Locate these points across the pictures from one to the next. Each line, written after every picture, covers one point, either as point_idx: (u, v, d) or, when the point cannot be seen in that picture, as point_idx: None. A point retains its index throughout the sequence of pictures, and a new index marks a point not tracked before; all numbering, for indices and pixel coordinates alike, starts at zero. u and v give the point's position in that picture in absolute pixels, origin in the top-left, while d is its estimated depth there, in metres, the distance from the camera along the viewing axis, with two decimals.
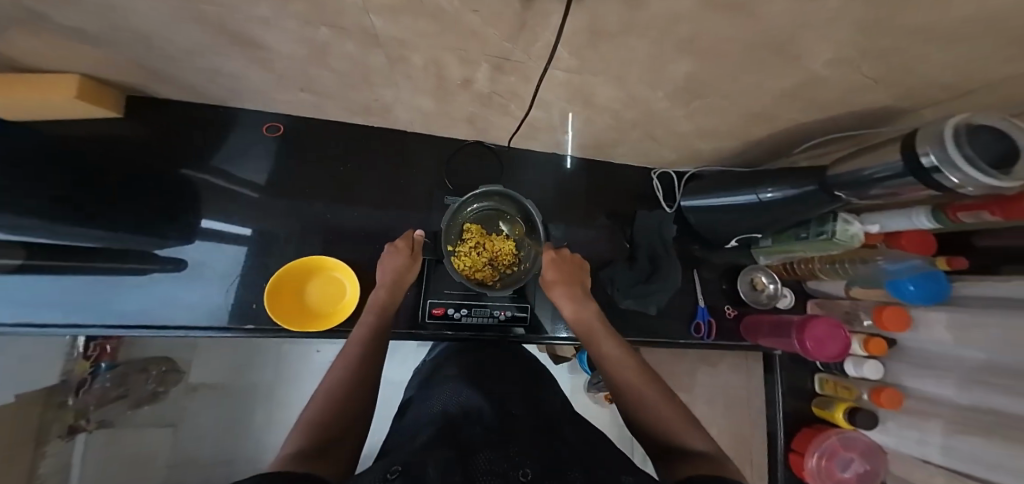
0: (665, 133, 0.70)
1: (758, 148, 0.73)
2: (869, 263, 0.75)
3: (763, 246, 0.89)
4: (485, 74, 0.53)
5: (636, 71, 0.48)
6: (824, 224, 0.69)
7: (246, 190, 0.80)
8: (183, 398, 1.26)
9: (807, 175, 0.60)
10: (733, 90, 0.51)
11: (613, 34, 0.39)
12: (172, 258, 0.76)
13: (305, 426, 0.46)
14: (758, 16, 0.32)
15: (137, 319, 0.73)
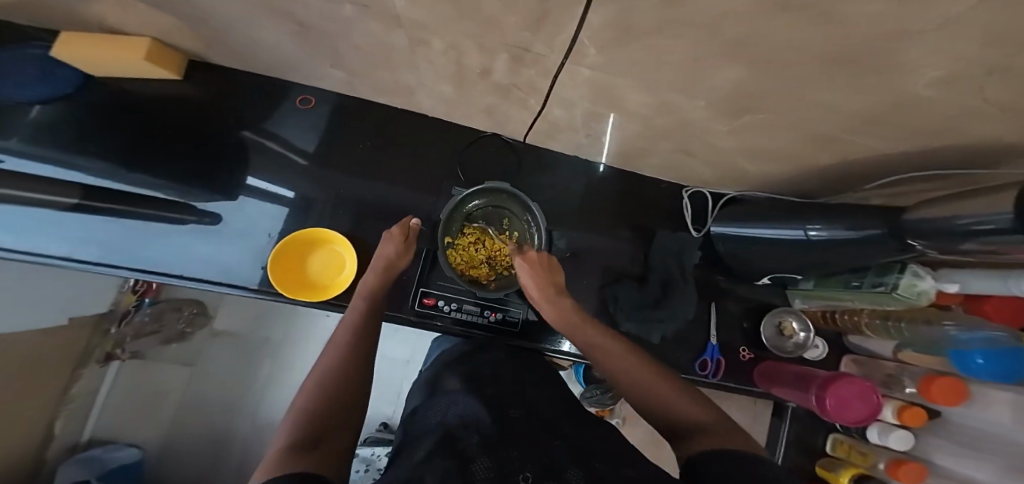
0: (703, 149, 0.60)
1: (814, 180, 0.62)
2: (934, 326, 0.65)
3: (803, 289, 0.81)
4: (504, 65, 0.50)
5: (670, 79, 0.42)
6: (882, 276, 0.62)
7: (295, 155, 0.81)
8: (205, 341, 1.29)
9: (872, 217, 0.50)
10: (785, 112, 0.43)
11: (640, 33, 0.34)
12: (209, 213, 0.78)
13: (296, 418, 0.44)
14: (811, 31, 0.27)
15: (167, 269, 0.75)
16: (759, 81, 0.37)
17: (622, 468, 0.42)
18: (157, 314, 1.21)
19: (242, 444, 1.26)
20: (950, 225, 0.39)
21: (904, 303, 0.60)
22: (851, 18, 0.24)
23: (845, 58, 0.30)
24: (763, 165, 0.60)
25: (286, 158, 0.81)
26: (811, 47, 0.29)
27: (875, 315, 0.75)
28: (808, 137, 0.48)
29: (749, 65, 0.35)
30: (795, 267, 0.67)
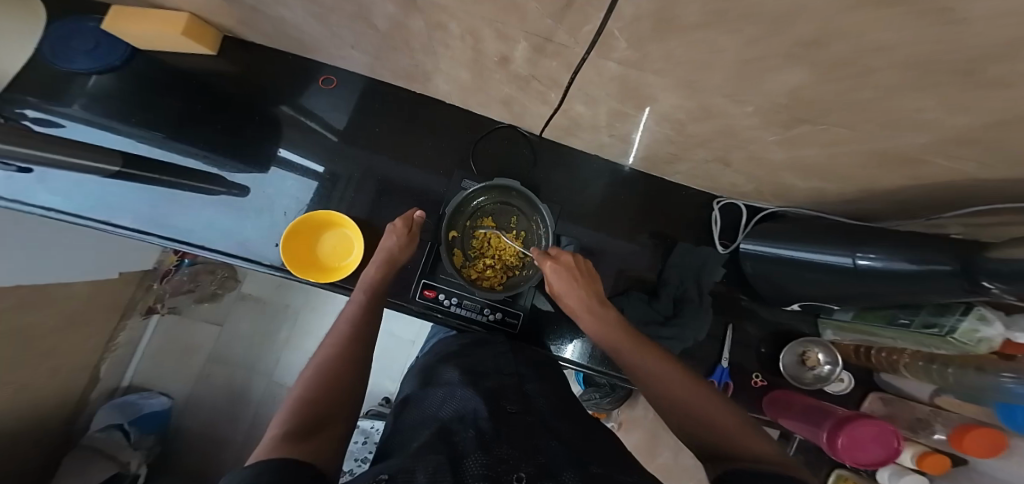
0: (745, 159, 0.53)
1: (874, 201, 0.54)
2: (984, 375, 0.54)
3: (836, 319, 0.71)
4: (523, 54, 0.45)
5: (713, 82, 0.36)
6: (937, 316, 0.53)
7: (330, 134, 0.77)
8: (234, 304, 1.28)
9: (935, 252, 0.43)
10: (847, 126, 0.36)
11: (676, 29, 0.29)
12: (239, 184, 0.75)
13: (293, 404, 0.44)
14: (896, 34, 0.21)
15: (198, 240, 0.73)
16: (821, 90, 0.31)
17: (618, 472, 0.40)
18: (193, 275, 1.20)
19: (259, 411, 1.24)
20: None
21: (960, 349, 0.52)
22: (946, 26, 0.19)
23: (939, 71, 0.24)
24: (811, 181, 0.53)
25: (319, 132, 0.77)
26: (891, 56, 0.23)
27: (918, 356, 0.65)
28: (874, 154, 0.40)
29: (807, 74, 0.29)
30: (840, 297, 0.58)
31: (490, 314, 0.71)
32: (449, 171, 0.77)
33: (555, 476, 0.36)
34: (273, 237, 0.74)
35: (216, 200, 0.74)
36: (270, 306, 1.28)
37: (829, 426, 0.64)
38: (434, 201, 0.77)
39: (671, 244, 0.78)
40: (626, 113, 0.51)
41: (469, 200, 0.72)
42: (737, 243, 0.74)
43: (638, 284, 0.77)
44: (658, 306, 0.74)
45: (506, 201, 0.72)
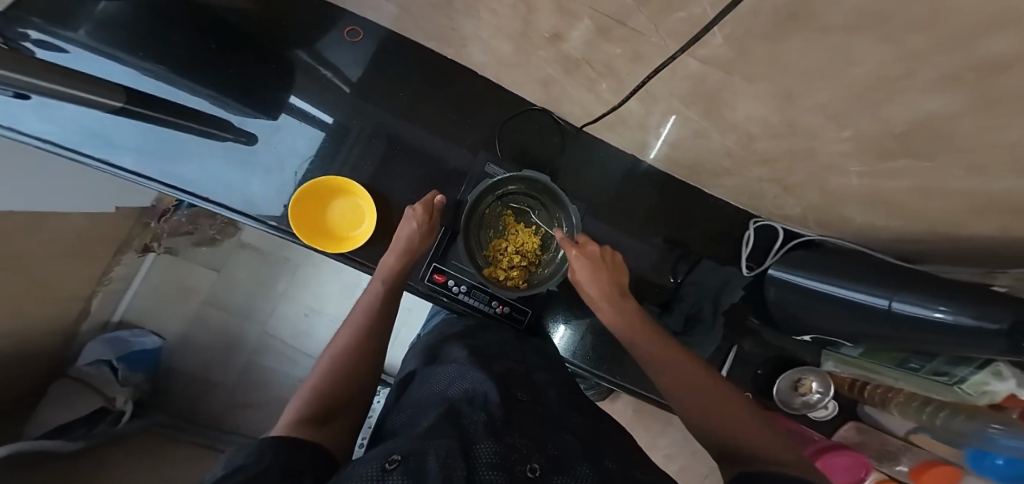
0: (805, 183, 0.49)
1: (934, 251, 0.49)
2: (975, 423, 0.49)
3: (844, 354, 0.63)
4: (581, 34, 0.39)
5: (803, 87, 0.32)
6: (950, 365, 0.48)
7: (342, 84, 0.71)
8: (234, 254, 1.19)
9: (1005, 303, 0.37)
10: (950, 162, 0.31)
11: (804, 26, 0.25)
12: (246, 132, 0.68)
13: (306, 394, 0.41)
14: None
15: (203, 191, 0.66)
16: (957, 122, 0.26)
17: (632, 469, 0.38)
18: (192, 217, 1.10)
19: (251, 361, 1.21)
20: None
21: (959, 399, 0.48)
22: None
23: None
24: (874, 215, 0.48)
25: (331, 83, 0.71)
26: None
27: (912, 396, 0.58)
28: (964, 205, 0.35)
29: (951, 101, 0.25)
30: (856, 338, 0.55)
31: (500, 308, 0.66)
32: (472, 148, 0.71)
33: (568, 470, 0.34)
34: (279, 197, 0.68)
35: (222, 147, 0.67)
36: (271, 262, 1.19)
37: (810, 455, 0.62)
38: (450, 178, 0.71)
39: (694, 258, 0.72)
40: (682, 115, 0.46)
41: (494, 187, 0.64)
42: (764, 267, 0.67)
43: (649, 294, 0.71)
44: (669, 319, 0.69)
45: (530, 192, 0.65)
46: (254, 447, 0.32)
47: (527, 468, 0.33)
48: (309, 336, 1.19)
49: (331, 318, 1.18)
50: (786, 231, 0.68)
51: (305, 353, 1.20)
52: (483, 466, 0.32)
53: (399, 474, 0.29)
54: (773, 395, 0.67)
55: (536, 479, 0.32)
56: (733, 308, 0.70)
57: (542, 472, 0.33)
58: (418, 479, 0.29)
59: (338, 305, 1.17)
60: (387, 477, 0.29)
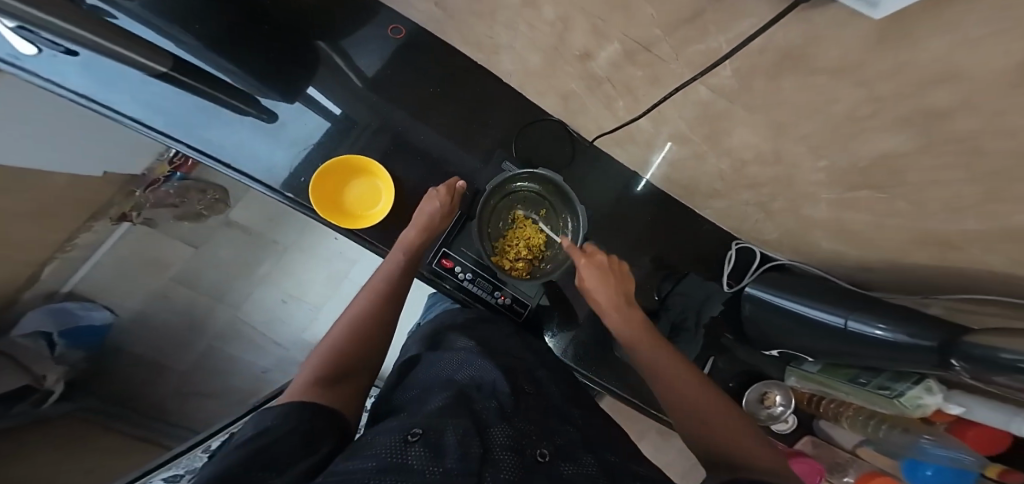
0: (785, 209, 0.56)
1: (886, 281, 0.56)
2: (909, 435, 0.59)
3: (804, 370, 0.69)
4: (609, 55, 0.45)
5: (793, 119, 0.38)
6: (892, 381, 0.56)
7: (355, 78, 0.73)
8: (217, 233, 1.13)
9: (937, 324, 0.45)
10: (903, 192, 0.38)
11: (800, 65, 0.32)
12: (267, 110, 0.71)
13: (325, 354, 0.49)
14: (988, 117, 0.24)
15: (225, 158, 0.68)
16: (910, 160, 0.34)
17: (632, 463, 0.43)
18: (183, 190, 1.07)
19: (214, 346, 1.13)
20: (994, 356, 0.36)
21: (896, 410, 0.55)
22: None
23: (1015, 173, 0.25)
24: (842, 244, 0.56)
25: (342, 74, 0.73)
26: (977, 138, 0.26)
27: (860, 411, 0.65)
28: (912, 234, 0.43)
29: (907, 141, 0.32)
30: (815, 352, 0.61)
31: (501, 299, 0.70)
32: (485, 149, 0.75)
33: (575, 457, 0.39)
34: (291, 176, 0.71)
35: (245, 121, 0.69)
36: (253, 244, 1.13)
37: None
38: (463, 174, 0.74)
39: (679, 275, 0.77)
40: (686, 137, 0.52)
41: (511, 181, 0.68)
42: (743, 285, 0.73)
43: (637, 303, 0.76)
44: (656, 327, 0.75)
45: (541, 192, 0.69)
46: (279, 411, 0.39)
47: (537, 452, 0.38)
48: (284, 323, 1.13)
49: (311, 306, 1.12)
50: (762, 254, 0.74)
51: (275, 342, 1.14)
52: (498, 448, 0.36)
53: (421, 447, 0.33)
54: (740, 406, 0.73)
55: (544, 463, 0.37)
56: (711, 323, 0.76)
57: (550, 456, 0.38)
58: (440, 454, 0.33)
59: (322, 294, 1.12)
60: (410, 449, 0.33)
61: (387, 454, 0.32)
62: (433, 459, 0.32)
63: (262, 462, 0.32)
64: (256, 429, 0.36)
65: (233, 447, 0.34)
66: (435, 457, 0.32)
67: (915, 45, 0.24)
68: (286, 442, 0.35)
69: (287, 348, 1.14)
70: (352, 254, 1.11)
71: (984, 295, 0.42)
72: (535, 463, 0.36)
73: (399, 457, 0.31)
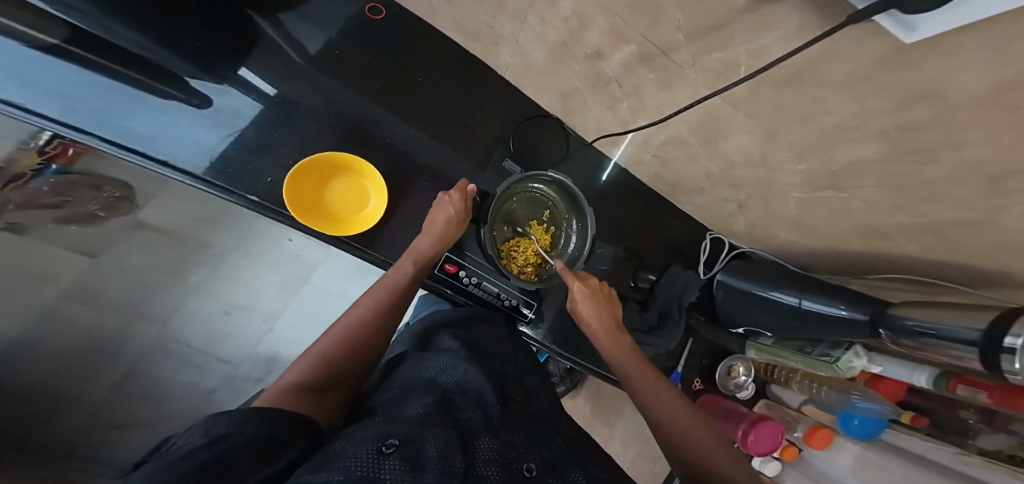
0: (758, 206, 0.64)
1: (827, 263, 0.67)
2: (840, 393, 0.71)
3: (760, 343, 0.80)
4: (623, 56, 0.47)
5: (787, 128, 0.44)
6: (830, 348, 0.66)
7: (292, 50, 0.66)
8: (125, 235, 0.73)
9: (867, 302, 0.57)
10: (867, 190, 0.46)
11: (807, 79, 0.36)
12: (199, 94, 0.61)
13: (314, 359, 0.47)
14: (958, 127, 0.30)
15: (159, 154, 0.57)
16: (877, 166, 0.41)
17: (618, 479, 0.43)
18: (63, 188, 0.64)
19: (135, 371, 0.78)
20: (903, 323, 0.50)
21: (832, 372, 0.67)
22: (1001, 134, 0.27)
23: (979, 167, 0.32)
24: (797, 237, 0.66)
25: (275, 45, 0.65)
26: (944, 140, 0.32)
27: (806, 375, 0.77)
28: (863, 223, 0.52)
29: (877, 148, 0.39)
30: (776, 329, 0.70)
31: (508, 300, 0.70)
32: (477, 143, 0.73)
33: (563, 474, 0.38)
34: (261, 166, 0.62)
35: (173, 109, 0.59)
36: (178, 249, 0.81)
37: (743, 427, 0.76)
38: (454, 169, 0.71)
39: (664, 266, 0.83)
40: (685, 137, 0.56)
41: (518, 185, 0.68)
42: (714, 272, 0.82)
43: (628, 295, 0.80)
44: (646, 316, 0.79)
45: (546, 193, 0.70)
46: (228, 414, 0.35)
47: (523, 466, 0.37)
48: (236, 340, 0.95)
49: (266, 315, 0.98)
50: (730, 244, 0.83)
51: (220, 359, 0.92)
52: (482, 461, 0.34)
53: (397, 459, 0.30)
54: (711, 378, 0.83)
55: (532, 478, 0.36)
56: (690, 307, 0.82)
57: (537, 471, 0.37)
58: (419, 467, 0.30)
59: (278, 300, 0.98)
60: (383, 461, 0.29)
61: (357, 467, 0.28)
62: (410, 471, 0.29)
63: (220, 468, 0.29)
64: (206, 438, 0.31)
65: (174, 456, 0.29)
66: (412, 471, 0.29)
67: (913, 71, 0.28)
68: (246, 453, 0.31)
69: (243, 365, 0.95)
70: (314, 257, 0.98)
71: (917, 276, 0.55)
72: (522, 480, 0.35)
73: (373, 471, 0.28)
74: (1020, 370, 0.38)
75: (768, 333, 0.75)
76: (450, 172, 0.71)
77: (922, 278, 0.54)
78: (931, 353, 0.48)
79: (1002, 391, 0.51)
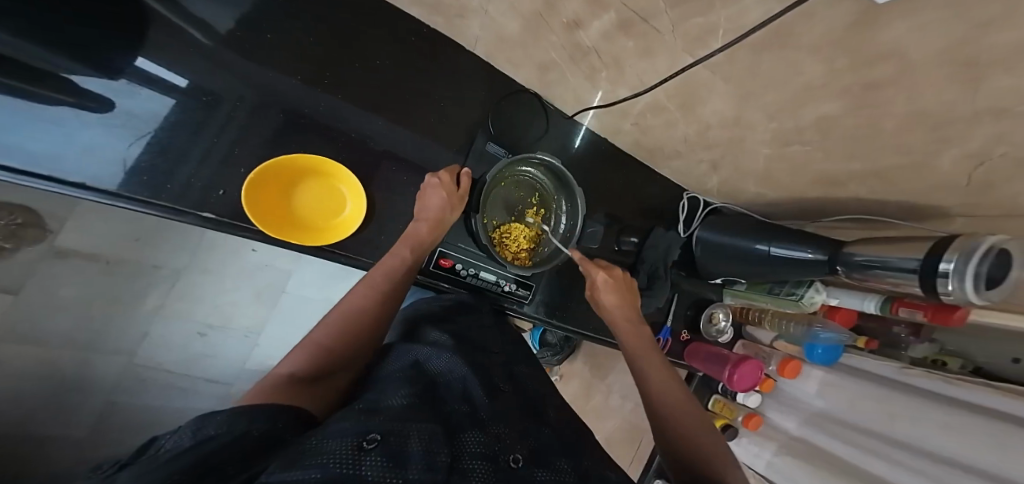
0: (730, 164, 0.68)
1: (789, 212, 0.74)
2: (804, 326, 0.80)
3: (735, 288, 0.88)
4: (603, 24, 0.47)
5: (762, 89, 0.46)
6: (795, 287, 0.74)
7: (197, 32, 0.52)
8: (44, 265, 0.75)
9: (822, 243, 0.63)
10: (828, 144, 0.50)
11: (782, 44, 0.38)
12: (90, 95, 0.47)
13: (310, 348, 0.45)
14: (916, 82, 0.33)
15: (73, 177, 0.47)
16: (840, 121, 0.45)
17: (606, 469, 0.43)
18: None
19: (118, 402, 0.83)
20: (851, 259, 0.58)
21: (797, 308, 0.75)
22: (955, 83, 0.30)
23: (933, 114, 0.36)
24: (764, 191, 0.71)
25: (174, 26, 0.51)
26: (901, 94, 0.36)
27: (777, 314, 0.85)
28: (824, 174, 0.57)
29: (842, 106, 0.42)
30: (747, 276, 0.77)
31: (506, 286, 0.72)
32: (455, 125, 0.70)
33: (549, 464, 0.37)
34: (221, 167, 0.55)
35: (61, 118, 0.46)
36: (119, 275, 0.80)
37: (726, 368, 0.83)
38: (433, 154, 0.69)
39: (647, 229, 0.87)
40: (665, 102, 0.58)
41: (508, 169, 0.68)
42: (693, 230, 0.87)
43: (616, 262, 0.84)
44: (635, 279, 0.83)
45: (534, 176, 0.72)
46: (213, 415, 0.30)
47: (510, 457, 0.37)
48: (213, 360, 0.90)
49: (245, 332, 0.92)
50: (705, 201, 0.88)
51: (207, 379, 0.89)
52: (468, 456, 0.34)
53: (380, 455, 0.28)
54: (695, 326, 0.91)
55: (519, 469, 0.35)
56: (672, 265, 0.88)
57: (524, 462, 0.36)
58: (401, 463, 0.28)
59: (252, 316, 0.92)
60: (366, 456, 0.27)
61: (338, 459, 0.25)
62: (393, 468, 0.27)
63: (208, 469, 0.24)
64: (193, 441, 0.27)
65: (157, 459, 0.24)
66: (395, 467, 0.28)
67: (883, 29, 0.29)
68: (235, 458, 0.27)
69: (232, 383, 0.92)
70: (284, 264, 0.93)
71: (868, 216, 0.61)
72: (510, 470, 0.35)
73: (352, 468, 0.25)
74: (951, 290, 0.45)
75: (743, 281, 0.81)
76: (431, 158, 0.69)
77: (866, 216, 0.61)
78: (878, 281, 0.55)
79: (934, 309, 0.60)
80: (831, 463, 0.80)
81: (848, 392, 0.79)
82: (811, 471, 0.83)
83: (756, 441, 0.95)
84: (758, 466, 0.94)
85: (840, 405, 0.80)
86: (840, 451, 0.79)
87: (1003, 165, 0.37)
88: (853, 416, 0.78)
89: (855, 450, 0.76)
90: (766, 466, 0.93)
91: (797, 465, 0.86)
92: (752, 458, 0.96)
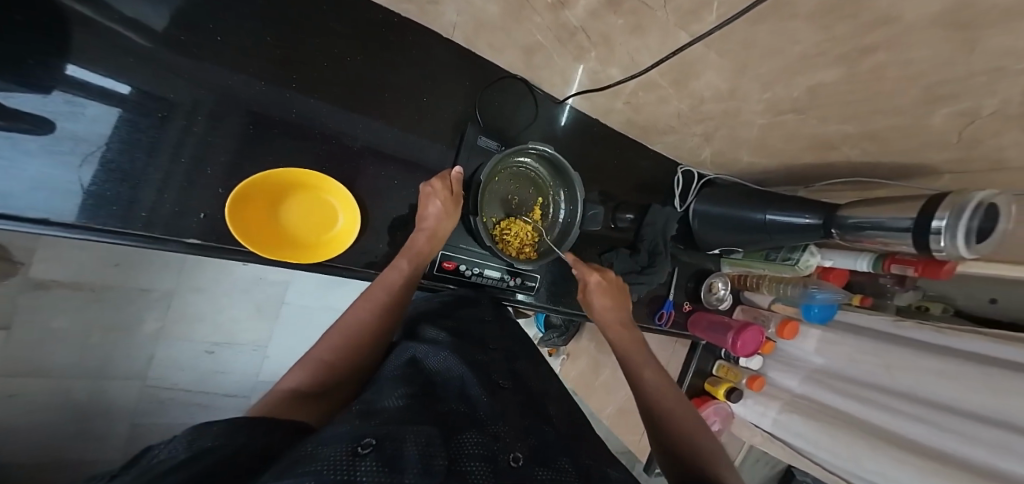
0: (724, 136, 0.68)
1: (783, 179, 0.74)
2: (800, 287, 0.82)
3: (733, 257, 0.90)
4: (589, 3, 0.45)
5: (755, 60, 0.45)
6: (791, 252, 0.76)
7: (147, 42, 0.48)
8: (24, 299, 0.71)
9: (816, 207, 0.64)
10: (821, 111, 0.50)
11: (777, 16, 0.36)
12: (26, 120, 0.44)
13: (312, 364, 0.45)
14: (913, 49, 0.33)
15: (30, 212, 0.44)
16: (834, 88, 0.44)
17: (606, 465, 0.43)
18: None
19: (140, 425, 0.83)
20: (845, 221, 0.59)
21: (794, 272, 0.77)
22: (955, 46, 0.30)
23: (927, 76, 0.35)
24: (758, 160, 0.71)
25: (126, 38, 0.47)
26: (897, 59, 0.35)
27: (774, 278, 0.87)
28: (817, 141, 0.57)
29: (837, 74, 0.42)
30: (744, 245, 0.78)
31: (511, 280, 0.73)
32: (441, 118, 0.68)
33: (550, 463, 0.37)
34: (205, 187, 0.53)
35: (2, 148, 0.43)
36: (101, 302, 0.77)
37: (730, 335, 0.87)
38: (422, 151, 0.68)
39: (643, 205, 0.87)
40: (656, 78, 0.56)
41: (503, 162, 0.67)
42: (688, 203, 0.87)
43: (615, 242, 0.85)
44: (637, 258, 0.84)
45: (530, 166, 0.71)
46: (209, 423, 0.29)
47: (509, 457, 0.36)
48: (228, 375, 0.90)
49: (254, 346, 0.91)
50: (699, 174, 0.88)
51: (225, 393, 0.90)
52: (466, 457, 0.33)
53: (374, 459, 0.28)
54: (696, 297, 0.93)
55: (518, 468, 0.35)
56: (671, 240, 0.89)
57: (524, 461, 0.35)
58: (397, 466, 0.28)
59: (254, 329, 0.91)
60: (360, 461, 0.27)
61: (332, 464, 0.25)
62: (386, 471, 0.27)
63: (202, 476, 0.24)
64: (188, 453, 0.26)
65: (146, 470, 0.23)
66: (389, 471, 0.27)
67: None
68: (225, 473, 0.25)
69: (249, 396, 0.93)
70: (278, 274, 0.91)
71: (859, 177, 0.62)
72: (510, 469, 0.33)
73: (346, 473, 0.25)
74: (943, 246, 0.46)
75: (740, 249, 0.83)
76: (419, 154, 0.67)
77: (859, 178, 0.62)
78: (870, 242, 0.57)
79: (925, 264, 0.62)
80: (835, 417, 0.84)
81: (846, 349, 0.82)
82: (811, 423, 0.87)
83: (762, 401, 0.97)
84: (765, 424, 0.96)
85: (838, 362, 0.85)
86: (844, 406, 0.82)
87: (993, 122, 0.37)
88: (856, 371, 0.81)
89: (855, 402, 0.80)
90: (772, 423, 0.94)
91: (799, 420, 0.89)
92: (759, 417, 0.97)
